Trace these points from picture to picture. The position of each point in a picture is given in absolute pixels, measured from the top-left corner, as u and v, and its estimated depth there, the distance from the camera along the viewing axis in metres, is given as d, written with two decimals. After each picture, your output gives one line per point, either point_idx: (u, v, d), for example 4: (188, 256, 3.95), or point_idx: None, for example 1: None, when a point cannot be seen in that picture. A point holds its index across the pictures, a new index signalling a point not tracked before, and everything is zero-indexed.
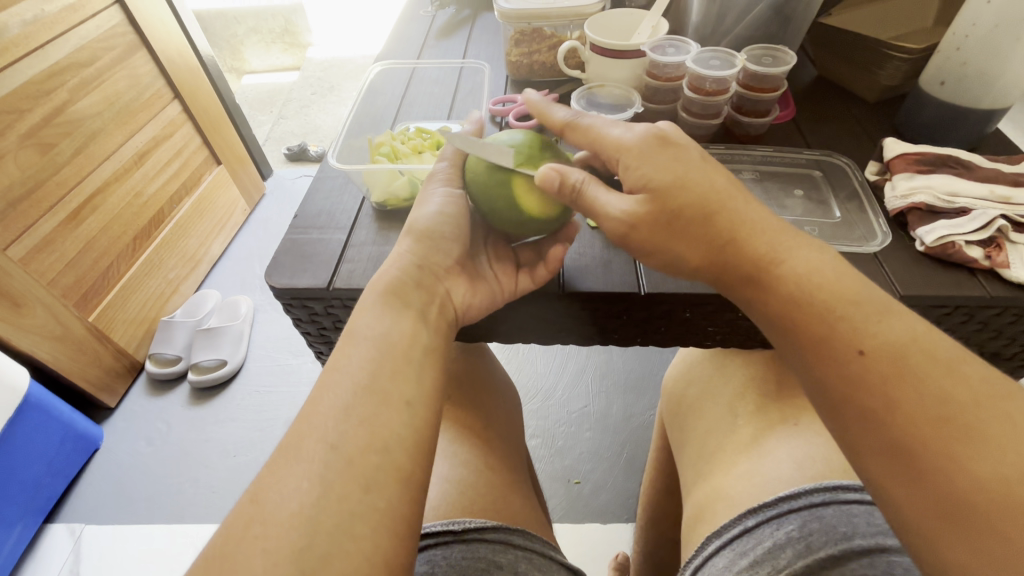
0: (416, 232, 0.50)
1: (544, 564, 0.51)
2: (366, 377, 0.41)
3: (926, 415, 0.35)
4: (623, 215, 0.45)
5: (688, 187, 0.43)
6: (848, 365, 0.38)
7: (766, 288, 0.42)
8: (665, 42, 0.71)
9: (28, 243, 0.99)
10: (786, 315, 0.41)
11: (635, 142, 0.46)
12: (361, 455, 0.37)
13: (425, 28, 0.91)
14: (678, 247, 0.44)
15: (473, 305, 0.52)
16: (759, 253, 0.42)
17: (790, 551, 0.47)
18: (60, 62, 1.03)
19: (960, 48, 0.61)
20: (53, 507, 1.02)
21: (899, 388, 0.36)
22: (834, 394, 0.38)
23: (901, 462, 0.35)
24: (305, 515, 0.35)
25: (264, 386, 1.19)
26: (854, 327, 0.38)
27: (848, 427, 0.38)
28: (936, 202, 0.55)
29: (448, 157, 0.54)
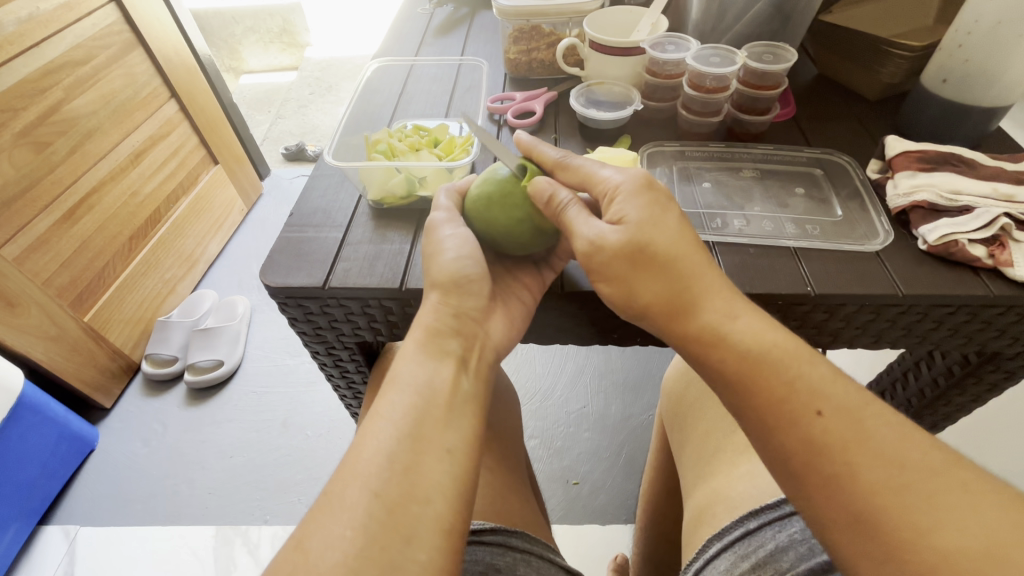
0: (440, 286, 0.48)
1: (544, 567, 0.50)
2: (409, 424, 0.41)
3: (888, 482, 0.35)
4: (593, 239, 0.44)
5: (654, 232, 0.43)
6: (807, 428, 0.37)
7: (719, 343, 0.41)
8: (665, 39, 0.71)
9: (22, 242, 0.98)
10: (742, 373, 0.40)
11: (622, 183, 0.45)
12: (403, 506, 0.37)
13: (422, 26, 0.91)
14: (637, 285, 0.43)
15: (515, 330, 0.52)
16: (716, 308, 0.41)
17: (793, 554, 0.46)
18: (55, 60, 1.02)
19: (962, 45, 0.61)
20: (47, 508, 1.01)
21: (859, 453, 0.36)
22: (794, 461, 0.37)
23: (867, 534, 0.34)
24: (349, 567, 0.34)
25: (261, 387, 1.18)
26: (811, 386, 0.38)
27: (810, 497, 0.36)
28: (938, 200, 0.54)
29: (444, 206, 0.53)
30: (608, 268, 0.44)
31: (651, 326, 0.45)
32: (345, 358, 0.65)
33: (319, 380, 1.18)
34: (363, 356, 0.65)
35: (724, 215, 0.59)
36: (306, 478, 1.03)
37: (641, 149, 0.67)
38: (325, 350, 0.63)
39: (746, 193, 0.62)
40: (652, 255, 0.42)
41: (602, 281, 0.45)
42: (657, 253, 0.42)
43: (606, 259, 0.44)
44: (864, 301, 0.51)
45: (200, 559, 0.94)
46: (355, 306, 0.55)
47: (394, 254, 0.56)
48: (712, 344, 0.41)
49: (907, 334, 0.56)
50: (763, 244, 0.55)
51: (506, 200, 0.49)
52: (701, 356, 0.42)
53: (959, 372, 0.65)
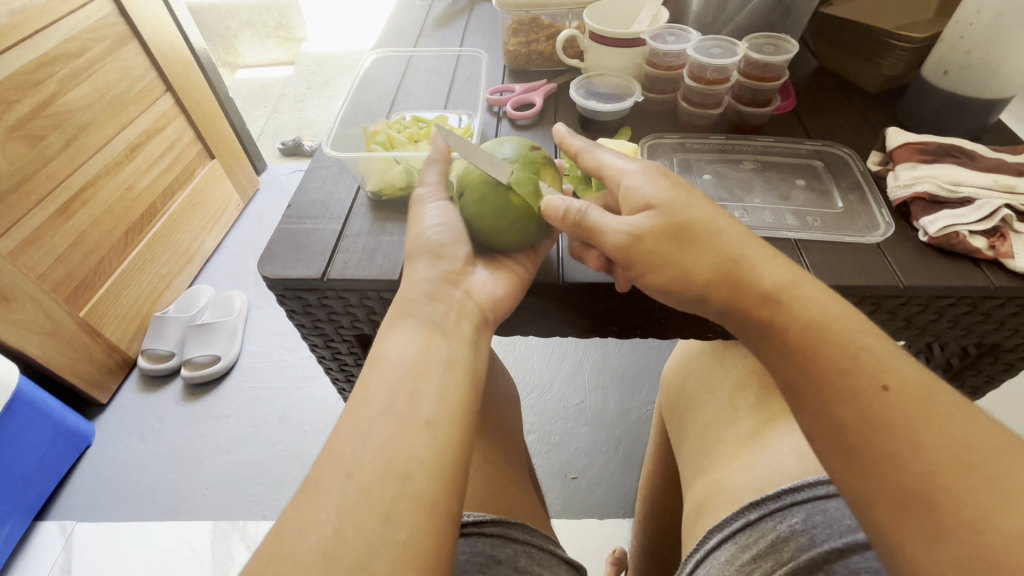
0: (420, 254, 0.49)
1: (544, 559, 0.50)
2: (384, 401, 0.40)
3: (950, 462, 0.34)
4: (627, 230, 0.44)
5: (689, 210, 0.44)
6: (869, 402, 0.37)
7: (783, 313, 0.41)
8: (665, 30, 0.71)
9: (17, 236, 0.97)
10: (806, 341, 0.40)
11: (637, 170, 0.47)
12: (379, 482, 0.36)
13: (421, 18, 0.90)
14: (687, 263, 0.43)
15: (508, 295, 0.51)
16: (775, 279, 0.42)
17: (793, 544, 0.46)
18: (48, 53, 1.01)
19: (963, 36, 0.61)
20: (43, 505, 1.00)
21: (922, 430, 0.35)
22: (849, 432, 0.37)
23: (921, 514, 0.33)
24: (322, 551, 0.34)
25: (259, 382, 1.17)
26: (877, 360, 0.38)
27: (862, 469, 0.36)
28: (939, 191, 0.54)
29: (430, 183, 0.54)
30: (649, 255, 0.43)
31: (705, 306, 0.45)
32: (344, 351, 0.65)
33: (317, 375, 1.18)
34: (362, 348, 0.65)
35: (724, 207, 0.59)
36: (304, 473, 1.03)
37: (642, 141, 0.67)
38: (324, 343, 0.63)
39: (746, 185, 0.62)
40: (694, 237, 0.43)
41: (644, 272, 0.45)
42: (699, 232, 0.43)
43: (648, 247, 0.43)
44: (865, 292, 0.51)
45: (197, 555, 0.94)
46: (353, 297, 0.55)
47: (393, 245, 0.56)
48: (775, 312, 0.41)
49: (907, 326, 0.56)
50: (765, 236, 0.55)
51: (498, 190, 0.49)
52: (762, 326, 0.42)
53: (958, 365, 0.65)
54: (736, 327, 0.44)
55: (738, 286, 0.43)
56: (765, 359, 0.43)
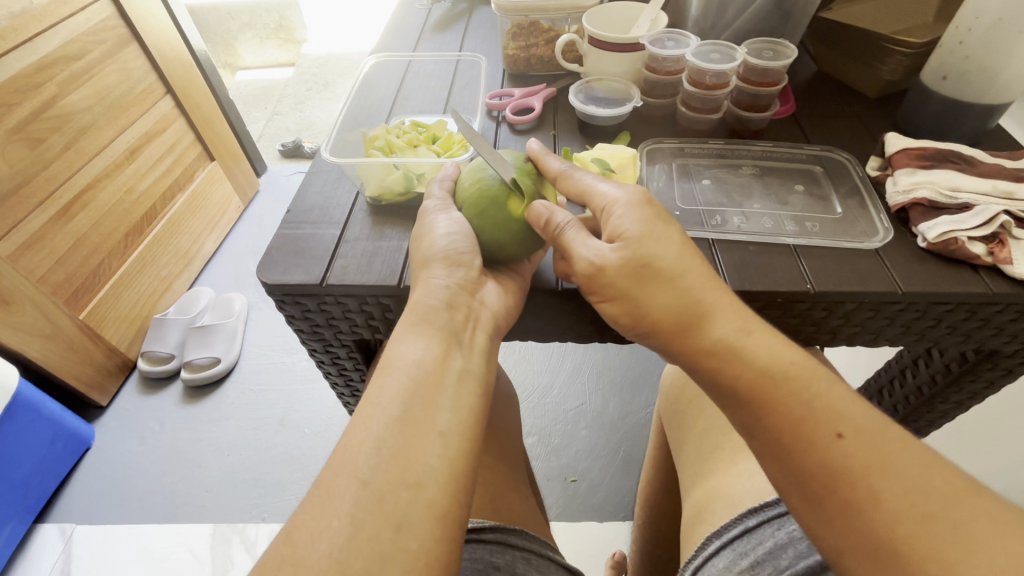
0: (437, 262, 0.48)
1: (543, 565, 0.50)
2: (398, 408, 0.40)
3: (910, 510, 0.34)
4: (593, 259, 0.44)
5: (658, 246, 0.43)
6: (827, 453, 0.36)
7: (736, 360, 0.40)
8: (664, 35, 0.71)
9: (17, 239, 0.97)
10: (759, 392, 0.39)
11: (620, 198, 0.45)
12: (392, 491, 0.36)
13: (421, 21, 0.90)
14: (643, 299, 0.42)
15: (514, 304, 0.51)
16: (728, 330, 0.41)
17: (791, 551, 0.46)
18: (48, 56, 1.01)
19: (963, 42, 0.60)
20: (43, 507, 1.01)
21: (880, 478, 0.35)
22: (814, 485, 0.37)
23: (887, 564, 0.34)
24: (335, 558, 0.33)
25: (259, 384, 1.17)
26: (830, 408, 0.38)
27: (829, 523, 0.36)
28: (938, 197, 0.54)
29: (437, 195, 0.53)
30: (609, 287, 0.44)
31: (661, 346, 0.44)
32: (343, 356, 0.65)
33: (316, 378, 1.18)
34: (361, 354, 0.65)
35: (723, 212, 0.59)
36: (304, 475, 1.03)
37: (641, 146, 0.67)
38: (323, 348, 0.63)
39: (745, 190, 0.62)
40: (657, 272, 0.42)
41: (602, 300, 0.45)
42: (663, 267, 0.42)
43: (608, 279, 0.43)
44: (863, 298, 0.51)
45: (197, 557, 0.94)
46: (352, 303, 0.55)
47: (392, 250, 0.56)
48: (725, 362, 0.41)
49: (905, 332, 0.56)
50: (764, 241, 0.55)
51: (497, 201, 0.49)
52: (713, 376, 0.41)
53: (956, 371, 0.65)
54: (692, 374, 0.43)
55: (693, 330, 0.42)
56: (725, 407, 0.42)
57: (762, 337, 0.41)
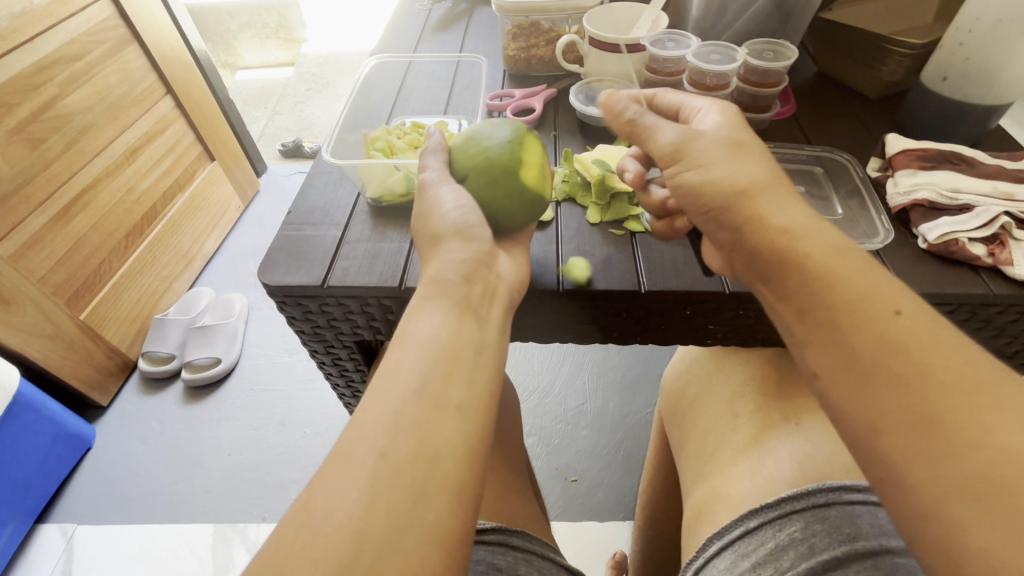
0: (451, 236, 0.46)
1: (545, 566, 0.50)
2: (416, 381, 0.38)
3: (956, 383, 0.33)
4: (675, 138, 0.47)
5: (742, 137, 0.47)
6: (883, 325, 0.36)
7: (803, 240, 0.41)
8: (664, 36, 0.70)
9: (18, 239, 0.97)
10: (822, 271, 0.39)
11: (711, 104, 0.50)
12: (409, 463, 0.35)
13: (421, 22, 0.90)
14: (726, 167, 0.45)
15: (521, 278, 0.51)
16: (797, 213, 0.43)
17: (793, 553, 0.46)
18: (49, 56, 1.01)
19: (963, 43, 0.61)
20: (45, 506, 1.01)
21: (931, 353, 0.34)
22: (861, 362, 0.36)
23: (926, 433, 0.33)
24: (354, 527, 0.32)
25: (259, 384, 1.17)
26: (890, 290, 0.38)
27: (871, 396, 0.35)
28: (938, 198, 0.54)
29: (434, 167, 0.52)
30: (689, 158, 0.46)
31: (724, 223, 0.45)
32: (344, 357, 0.65)
33: (317, 377, 1.18)
34: (362, 355, 0.65)
35: None
36: (303, 475, 1.03)
37: None
38: (324, 348, 0.63)
39: None
40: (740, 152, 0.45)
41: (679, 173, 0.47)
42: (746, 151, 0.45)
43: (691, 152, 0.46)
44: None
45: (199, 557, 0.94)
46: (353, 304, 0.55)
47: (393, 251, 0.56)
48: (795, 241, 0.41)
49: None
50: None
51: (510, 171, 0.50)
52: (778, 253, 0.42)
53: None
54: (751, 253, 0.44)
55: (757, 207, 0.43)
56: (777, 294, 0.42)
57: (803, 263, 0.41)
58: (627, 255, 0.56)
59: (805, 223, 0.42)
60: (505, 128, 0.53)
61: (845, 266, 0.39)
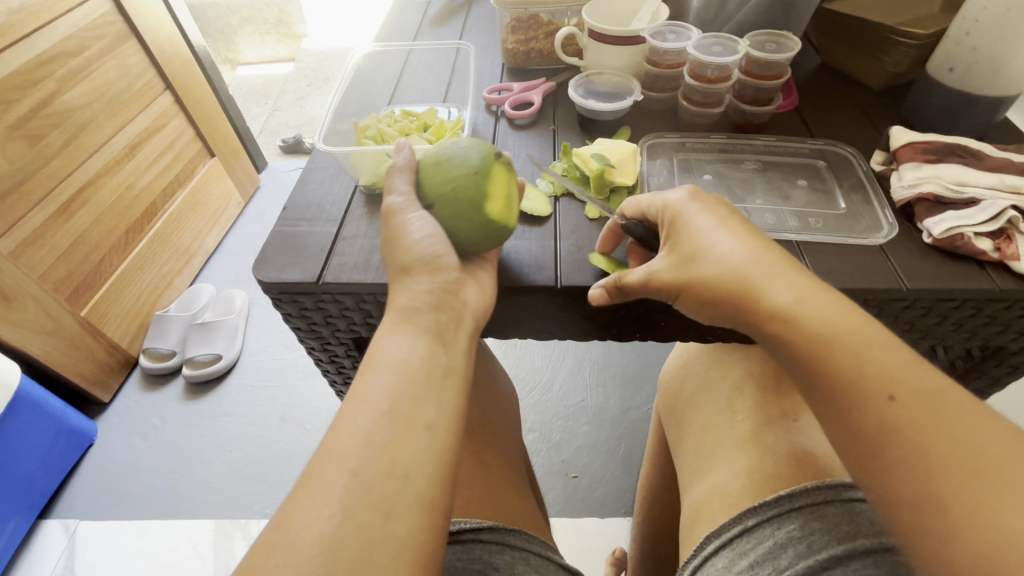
0: (414, 268, 0.44)
1: (542, 564, 0.50)
2: (386, 403, 0.38)
3: (955, 467, 0.35)
4: (649, 273, 0.46)
5: (712, 242, 0.44)
6: (877, 411, 0.37)
7: (792, 326, 0.41)
8: (664, 28, 0.70)
9: (18, 236, 0.97)
10: (812, 356, 0.40)
11: (677, 201, 0.47)
12: (381, 482, 0.35)
13: (419, 15, 0.89)
14: (704, 287, 0.44)
15: (489, 299, 0.49)
16: (784, 297, 0.42)
17: (791, 551, 0.45)
18: (47, 52, 1.01)
19: (970, 33, 0.59)
20: (47, 503, 1.01)
21: (927, 436, 0.36)
22: (863, 442, 0.38)
23: (929, 517, 0.35)
24: (325, 544, 0.33)
25: (260, 380, 1.17)
26: (885, 371, 0.38)
27: (878, 478, 0.37)
28: (944, 192, 0.53)
29: (401, 191, 0.48)
30: (672, 287, 0.45)
31: (723, 321, 0.45)
32: (341, 354, 0.64)
33: (317, 374, 1.17)
34: (360, 352, 0.64)
35: None
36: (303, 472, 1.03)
37: (641, 141, 0.66)
38: (321, 345, 0.63)
39: (747, 186, 0.61)
40: (715, 260, 0.43)
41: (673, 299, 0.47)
42: (722, 256, 0.43)
43: (669, 283, 0.45)
44: (870, 294, 0.50)
45: (200, 553, 0.94)
46: (350, 301, 0.55)
47: None
48: (785, 328, 0.41)
49: (911, 329, 0.55)
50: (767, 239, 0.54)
51: (475, 205, 0.47)
52: (774, 340, 0.42)
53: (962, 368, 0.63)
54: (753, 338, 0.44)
55: (749, 302, 0.42)
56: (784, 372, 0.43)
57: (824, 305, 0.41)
58: (622, 252, 0.55)
59: (798, 309, 0.41)
60: (474, 153, 0.50)
61: (858, 331, 0.40)
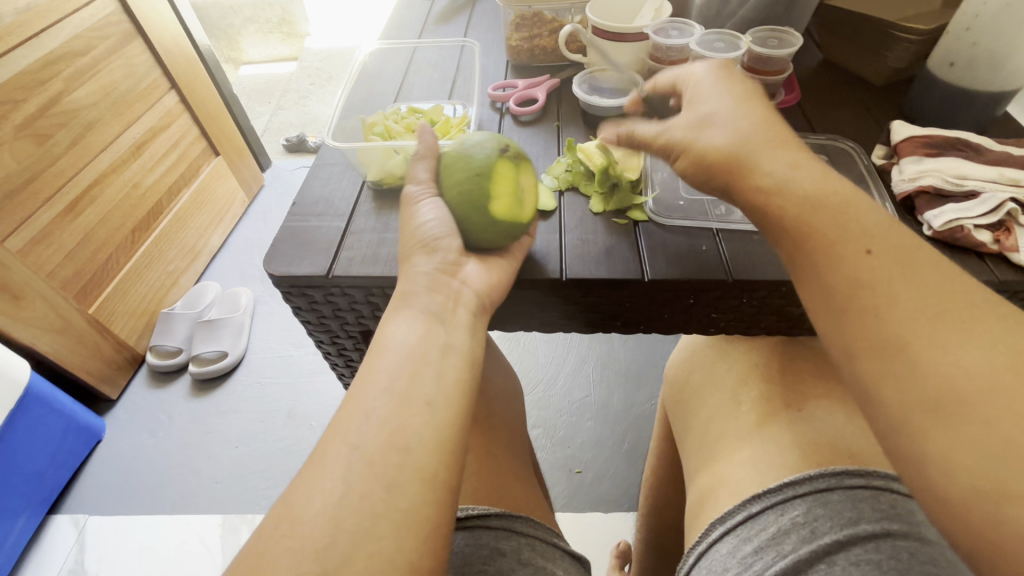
0: (417, 250, 0.48)
1: (548, 551, 0.51)
2: (386, 380, 0.39)
3: (921, 311, 0.36)
4: (663, 125, 0.48)
5: (728, 102, 0.46)
6: (853, 264, 0.38)
7: (779, 191, 0.42)
8: (668, 24, 0.70)
9: (27, 234, 0.98)
10: (797, 218, 0.41)
11: (699, 71, 0.50)
12: (382, 455, 0.36)
13: (423, 13, 0.90)
14: (704, 145, 0.45)
15: (497, 280, 0.50)
16: (773, 164, 0.43)
17: (794, 537, 0.46)
18: (54, 52, 1.02)
19: (970, 28, 0.60)
20: (57, 498, 1.02)
21: (900, 286, 0.37)
22: (835, 298, 0.38)
23: (891, 357, 0.36)
24: (329, 515, 0.34)
25: (266, 377, 1.18)
26: (865, 230, 0.39)
27: (846, 327, 0.38)
28: (944, 185, 0.54)
29: (421, 179, 0.52)
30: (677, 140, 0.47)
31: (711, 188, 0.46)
32: (349, 347, 0.65)
33: (323, 370, 1.18)
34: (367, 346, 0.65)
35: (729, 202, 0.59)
36: None
37: None
38: (329, 339, 0.64)
39: None
40: (723, 122, 0.45)
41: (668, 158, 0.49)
42: (728, 117, 0.45)
43: (675, 133, 0.47)
44: None
45: (208, 548, 0.95)
46: (359, 294, 0.55)
47: (397, 241, 0.56)
48: (772, 192, 0.42)
49: None
50: None
51: (479, 206, 0.49)
52: (758, 208, 0.43)
53: None
54: (737, 208, 0.46)
55: (739, 167, 0.44)
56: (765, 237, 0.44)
57: (812, 175, 0.42)
58: (629, 244, 0.56)
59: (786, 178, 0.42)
60: (483, 151, 0.51)
61: (843, 201, 0.41)
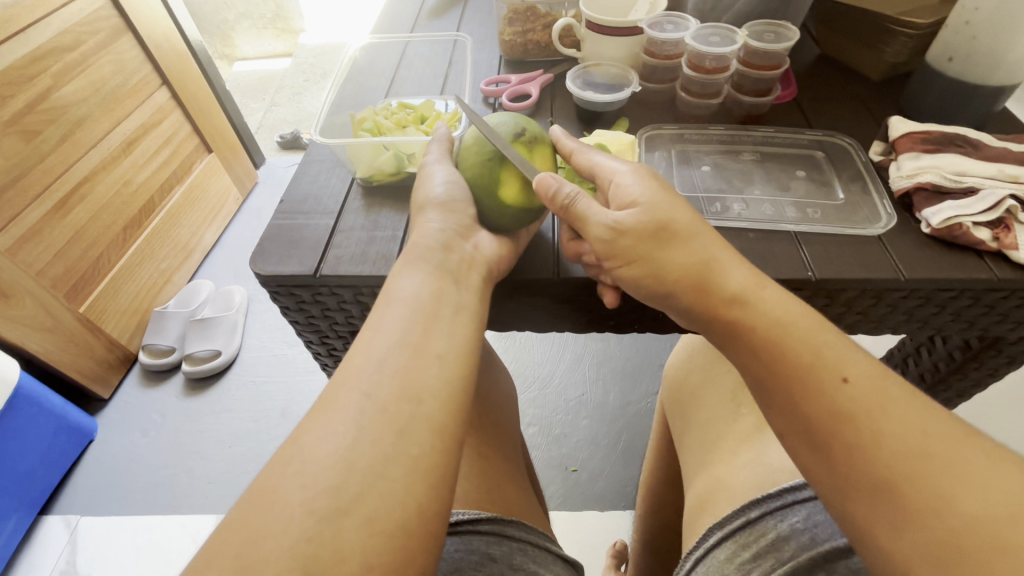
0: (434, 208, 0.49)
1: (541, 556, 0.50)
2: (399, 333, 0.39)
3: (909, 449, 0.34)
4: (611, 224, 0.44)
5: (672, 211, 0.44)
6: (832, 395, 0.37)
7: (750, 311, 0.41)
8: (663, 18, 0.69)
9: (15, 233, 0.97)
10: (770, 342, 0.40)
11: (626, 169, 0.48)
12: (394, 403, 0.36)
13: (416, 8, 0.88)
14: (663, 260, 0.43)
15: (505, 253, 0.51)
16: (739, 282, 0.42)
17: (793, 543, 0.46)
18: (42, 46, 1.00)
19: (969, 22, 0.59)
20: (48, 499, 1.01)
21: (882, 421, 0.35)
22: (815, 430, 0.37)
23: (886, 499, 0.34)
24: (343, 456, 0.33)
25: (260, 377, 1.17)
26: (839, 355, 0.38)
27: (833, 466, 0.36)
28: (942, 181, 0.53)
29: (437, 148, 0.54)
30: (629, 250, 0.44)
31: (677, 305, 0.44)
32: (340, 347, 0.64)
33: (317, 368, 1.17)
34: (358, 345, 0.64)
35: (723, 199, 0.58)
36: None
37: (639, 133, 0.66)
38: (319, 339, 0.63)
39: (745, 176, 0.61)
40: (673, 235, 0.44)
41: (617, 265, 0.45)
42: (679, 229, 0.44)
43: (628, 241, 0.44)
44: (868, 285, 0.50)
45: None
46: (348, 294, 0.54)
47: (387, 239, 0.55)
48: (741, 312, 0.41)
49: (908, 320, 0.55)
50: (764, 229, 0.54)
51: (487, 188, 0.49)
52: (730, 326, 0.42)
53: (977, 347, 0.62)
54: (707, 325, 0.44)
55: (706, 283, 0.43)
56: (736, 360, 0.43)
57: (776, 293, 0.42)
58: None
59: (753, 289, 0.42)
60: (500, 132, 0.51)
61: (811, 322, 0.40)
